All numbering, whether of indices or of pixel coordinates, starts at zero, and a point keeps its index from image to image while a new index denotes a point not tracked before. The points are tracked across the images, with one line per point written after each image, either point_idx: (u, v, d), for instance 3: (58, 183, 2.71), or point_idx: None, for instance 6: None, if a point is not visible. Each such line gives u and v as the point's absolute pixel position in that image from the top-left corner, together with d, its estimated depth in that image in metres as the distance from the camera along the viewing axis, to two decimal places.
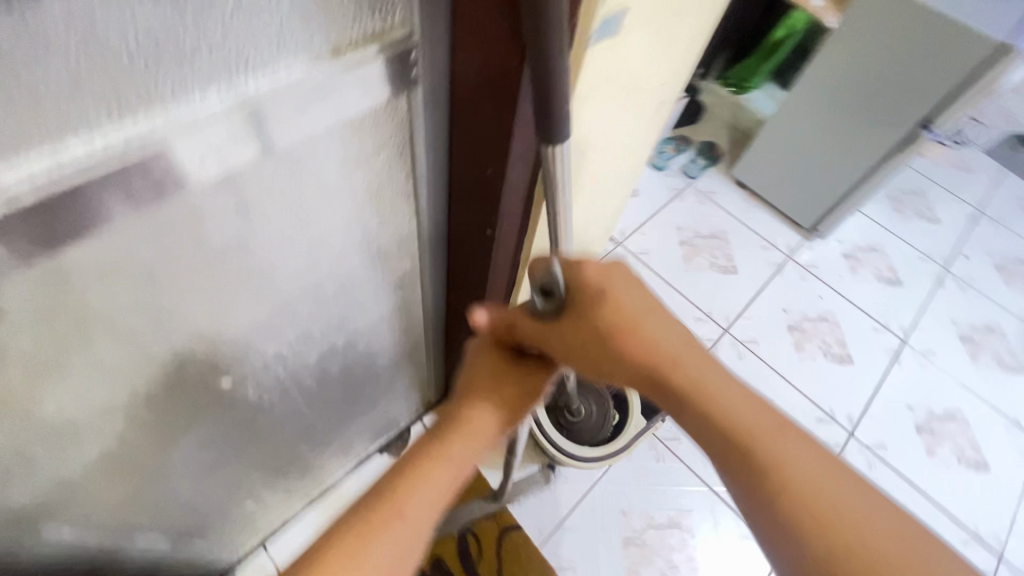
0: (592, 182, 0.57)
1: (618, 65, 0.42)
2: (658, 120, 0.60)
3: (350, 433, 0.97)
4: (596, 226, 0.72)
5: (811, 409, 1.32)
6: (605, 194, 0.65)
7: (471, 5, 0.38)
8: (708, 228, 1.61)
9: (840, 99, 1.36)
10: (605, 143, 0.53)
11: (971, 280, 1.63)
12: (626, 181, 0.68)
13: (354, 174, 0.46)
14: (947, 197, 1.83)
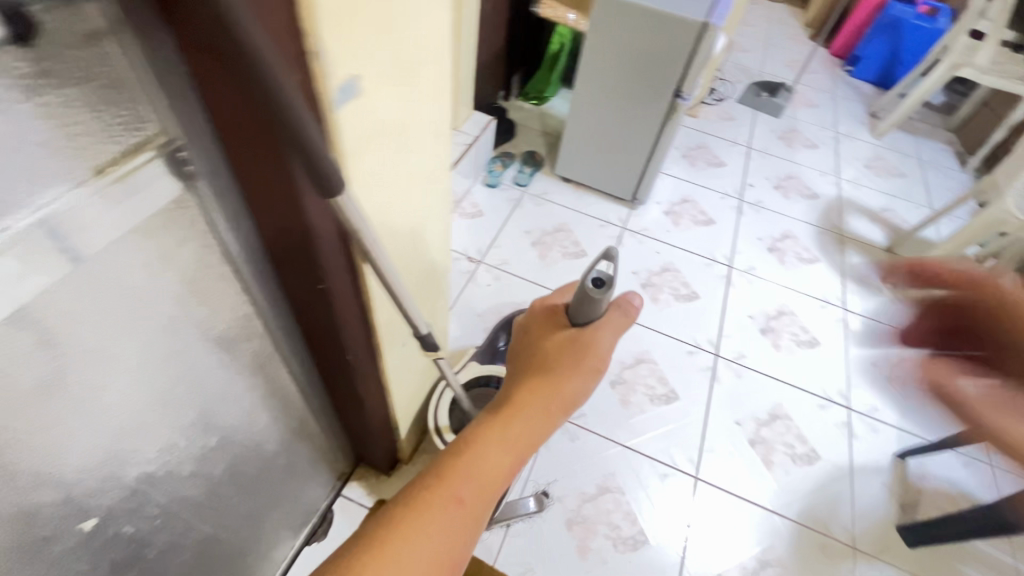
0: (393, 223, 0.62)
1: (363, 118, 0.47)
2: (436, 153, 0.67)
3: (259, 529, 0.90)
4: (427, 248, 0.76)
5: (681, 346, 1.50)
6: (420, 219, 0.69)
7: (220, 104, 0.41)
8: (551, 224, 1.79)
9: (612, 89, 1.61)
10: (387, 183, 0.57)
11: (761, 203, 1.99)
12: (436, 201, 0.72)
13: (161, 268, 0.47)
14: (724, 144, 2.21)
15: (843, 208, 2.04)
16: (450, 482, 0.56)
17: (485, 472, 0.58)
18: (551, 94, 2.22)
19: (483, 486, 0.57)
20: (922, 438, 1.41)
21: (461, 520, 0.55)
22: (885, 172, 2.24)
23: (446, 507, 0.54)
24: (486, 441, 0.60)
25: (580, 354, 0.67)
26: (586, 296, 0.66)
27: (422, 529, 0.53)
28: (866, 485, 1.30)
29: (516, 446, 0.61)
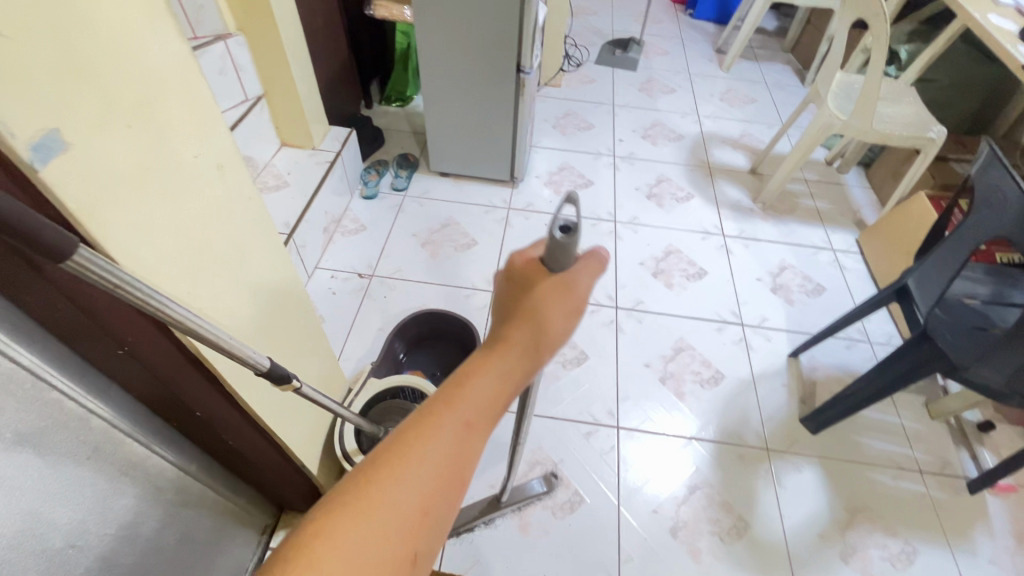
0: (193, 280, 0.59)
1: (81, 178, 0.44)
2: (226, 195, 0.64)
3: None
4: (262, 281, 0.74)
5: None
6: (237, 255, 0.67)
7: None
8: (438, 221, 1.78)
9: (459, 78, 1.62)
10: (169, 227, 0.54)
11: (634, 154, 2.08)
12: (253, 233, 0.71)
13: None
14: (591, 107, 2.29)
15: (707, 142, 2.17)
16: (428, 421, 0.44)
17: (473, 407, 0.45)
18: (413, 93, 2.21)
19: (474, 420, 0.44)
20: (807, 333, 1.55)
21: (449, 467, 0.43)
22: (739, 101, 2.40)
23: (425, 451, 0.43)
24: (469, 373, 0.46)
25: (559, 297, 0.48)
26: (552, 241, 0.46)
27: (399, 476, 0.41)
28: (769, 389, 1.41)
29: (510, 378, 0.47)
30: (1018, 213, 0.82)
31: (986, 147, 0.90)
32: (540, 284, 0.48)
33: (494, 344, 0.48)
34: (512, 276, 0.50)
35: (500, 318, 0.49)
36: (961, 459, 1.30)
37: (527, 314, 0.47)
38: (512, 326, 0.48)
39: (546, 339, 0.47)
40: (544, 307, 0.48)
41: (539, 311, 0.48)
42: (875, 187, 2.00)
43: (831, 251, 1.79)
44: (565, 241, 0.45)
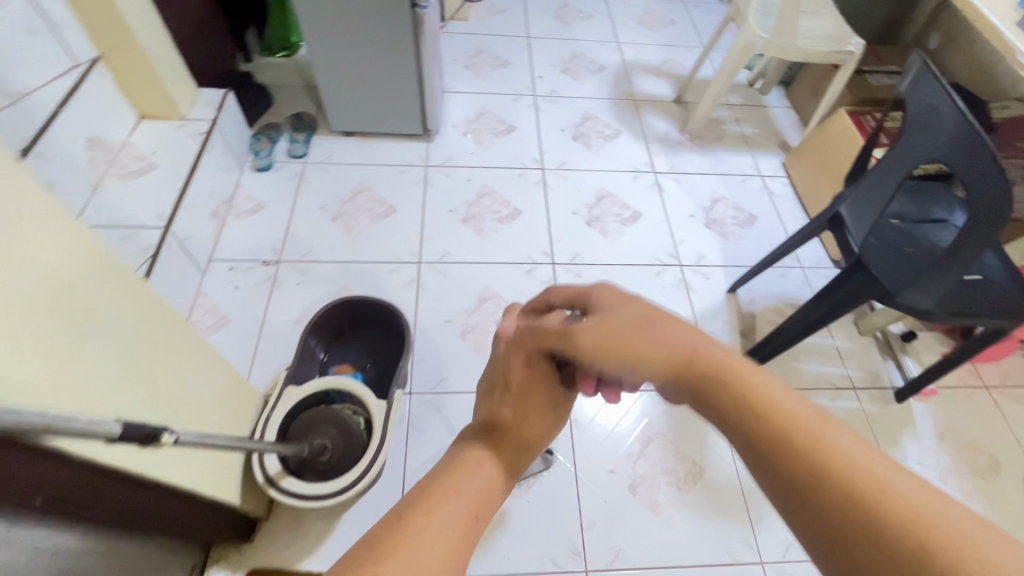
0: None
1: None
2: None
3: None
4: (140, 340, 0.65)
5: (518, 267, 1.46)
6: (107, 320, 0.59)
7: None
8: (348, 189, 1.58)
9: (344, 17, 1.38)
10: (15, 299, 0.47)
11: (555, 92, 1.93)
12: (126, 293, 0.62)
13: None
14: (504, 41, 2.09)
15: (630, 72, 2.04)
16: (441, 499, 0.46)
17: (478, 490, 0.48)
18: (298, 40, 1.90)
19: (480, 507, 0.47)
20: (743, 266, 1.54)
21: (457, 542, 0.43)
22: (659, 24, 2.27)
23: (438, 522, 0.44)
24: (472, 460, 0.51)
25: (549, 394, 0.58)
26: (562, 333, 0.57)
27: (418, 548, 0.41)
28: (711, 328, 1.40)
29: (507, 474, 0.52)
30: (953, 134, 0.78)
31: (919, 63, 0.84)
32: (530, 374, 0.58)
33: (491, 432, 0.54)
34: (506, 356, 0.59)
35: (496, 406, 0.57)
36: (888, 370, 1.37)
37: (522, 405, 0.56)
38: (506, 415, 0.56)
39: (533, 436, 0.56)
40: (538, 404, 0.57)
41: (531, 401, 0.57)
42: (797, 106, 1.97)
43: (760, 177, 1.77)
44: (572, 340, 0.57)
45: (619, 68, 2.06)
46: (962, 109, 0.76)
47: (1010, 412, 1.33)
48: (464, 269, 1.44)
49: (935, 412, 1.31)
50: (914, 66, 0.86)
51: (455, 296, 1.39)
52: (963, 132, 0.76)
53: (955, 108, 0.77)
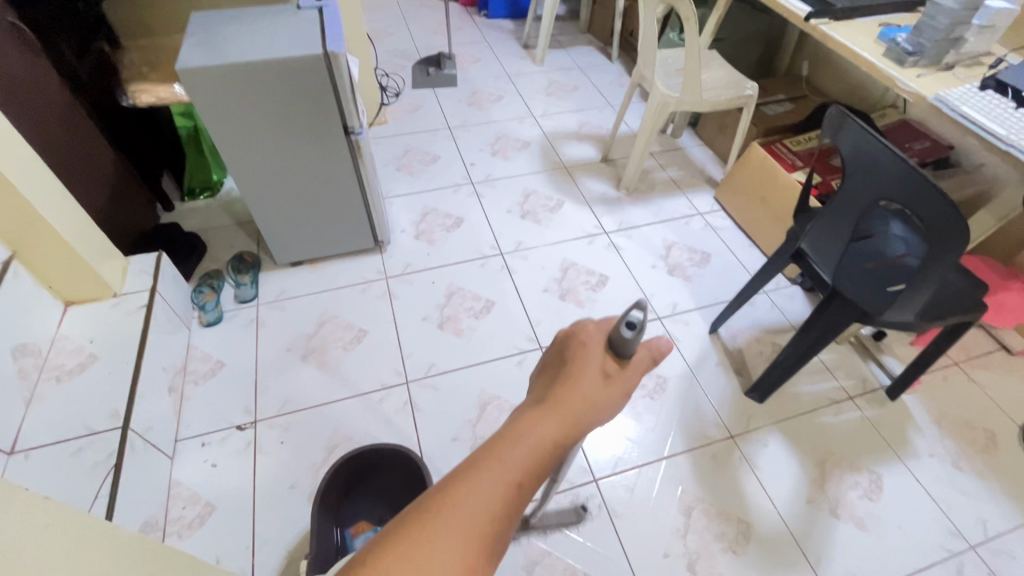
0: None
1: None
2: None
3: None
4: None
5: (507, 361, 1.43)
6: None
7: None
8: (311, 323, 1.49)
9: (278, 158, 1.34)
10: None
11: (491, 176, 1.97)
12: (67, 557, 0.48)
13: None
14: (427, 136, 2.13)
15: (553, 142, 2.14)
16: (479, 471, 0.34)
17: (518, 466, 0.35)
18: (220, 177, 1.84)
19: (518, 484, 0.35)
20: (715, 304, 1.60)
21: (490, 524, 0.33)
22: (565, 92, 2.42)
23: (467, 508, 0.33)
24: (518, 428, 0.37)
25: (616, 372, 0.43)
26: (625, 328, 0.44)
27: (456, 517, 0.32)
28: (707, 375, 1.43)
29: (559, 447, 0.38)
30: (897, 174, 0.86)
31: (842, 114, 0.94)
32: (596, 345, 0.44)
33: (543, 400, 0.40)
34: (581, 329, 0.46)
35: (548, 374, 0.43)
36: (873, 372, 1.45)
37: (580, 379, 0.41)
38: (559, 387, 0.41)
39: (590, 411, 0.41)
40: (606, 380, 0.43)
41: (595, 371, 0.43)
42: (708, 143, 2.15)
43: (700, 216, 1.88)
44: (632, 335, 0.42)
45: (541, 140, 2.15)
46: (900, 154, 0.84)
47: (984, 383, 1.44)
48: (455, 377, 1.39)
49: (925, 401, 1.40)
50: (838, 118, 0.95)
51: (455, 410, 1.33)
52: (907, 173, 0.84)
53: (893, 153, 0.85)
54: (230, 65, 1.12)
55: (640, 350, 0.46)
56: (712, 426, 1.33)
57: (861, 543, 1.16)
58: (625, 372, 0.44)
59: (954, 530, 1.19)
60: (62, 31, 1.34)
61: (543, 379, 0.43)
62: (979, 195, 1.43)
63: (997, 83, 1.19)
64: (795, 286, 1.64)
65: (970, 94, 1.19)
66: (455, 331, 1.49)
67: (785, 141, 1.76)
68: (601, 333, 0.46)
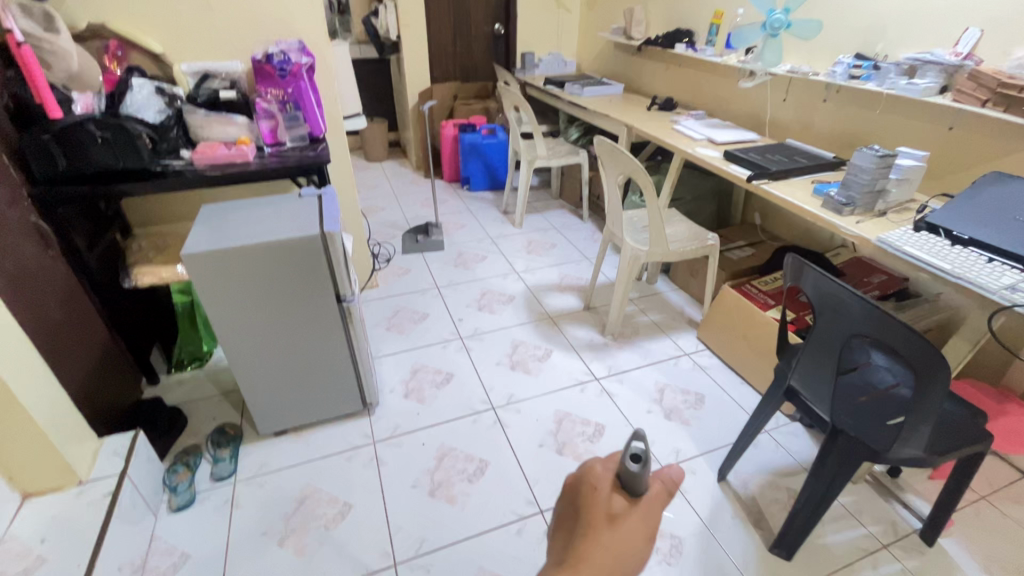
0: None
1: None
2: None
3: None
4: None
5: (506, 529, 1.31)
6: None
7: None
8: (292, 498, 1.38)
9: (270, 329, 1.37)
10: None
11: (479, 330, 2.03)
12: None
13: None
14: (417, 296, 2.23)
15: (537, 294, 2.25)
16: None
17: None
18: (211, 347, 1.85)
19: None
20: (718, 448, 1.54)
21: None
22: (544, 249, 2.62)
23: None
24: None
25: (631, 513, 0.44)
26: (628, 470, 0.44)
27: None
28: (724, 530, 1.31)
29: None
30: (864, 314, 0.91)
31: (799, 263, 1.02)
32: (605, 489, 0.45)
33: (563, 562, 0.40)
34: (588, 474, 0.47)
35: (565, 529, 0.44)
36: (899, 514, 1.34)
37: (596, 533, 0.41)
38: (578, 545, 0.41)
39: (615, 562, 0.40)
40: (624, 523, 0.43)
41: (609, 516, 0.43)
42: (683, 287, 2.27)
43: (687, 356, 1.91)
44: (638, 469, 0.44)
45: (525, 293, 2.27)
46: (861, 295, 0.90)
47: (1020, 518, 1.34)
48: (449, 553, 1.25)
49: (966, 545, 1.28)
50: (796, 265, 1.04)
51: None
52: (872, 312, 0.89)
53: (854, 294, 0.91)
54: (233, 249, 1.22)
55: (653, 483, 0.46)
56: None
57: None
58: (639, 509, 0.44)
59: None
60: (76, 224, 1.45)
61: (561, 533, 0.44)
62: (947, 321, 1.49)
63: (928, 225, 1.33)
64: (795, 423, 1.60)
65: (908, 235, 1.32)
66: (448, 497, 1.39)
67: (753, 282, 1.88)
68: (607, 474, 0.47)
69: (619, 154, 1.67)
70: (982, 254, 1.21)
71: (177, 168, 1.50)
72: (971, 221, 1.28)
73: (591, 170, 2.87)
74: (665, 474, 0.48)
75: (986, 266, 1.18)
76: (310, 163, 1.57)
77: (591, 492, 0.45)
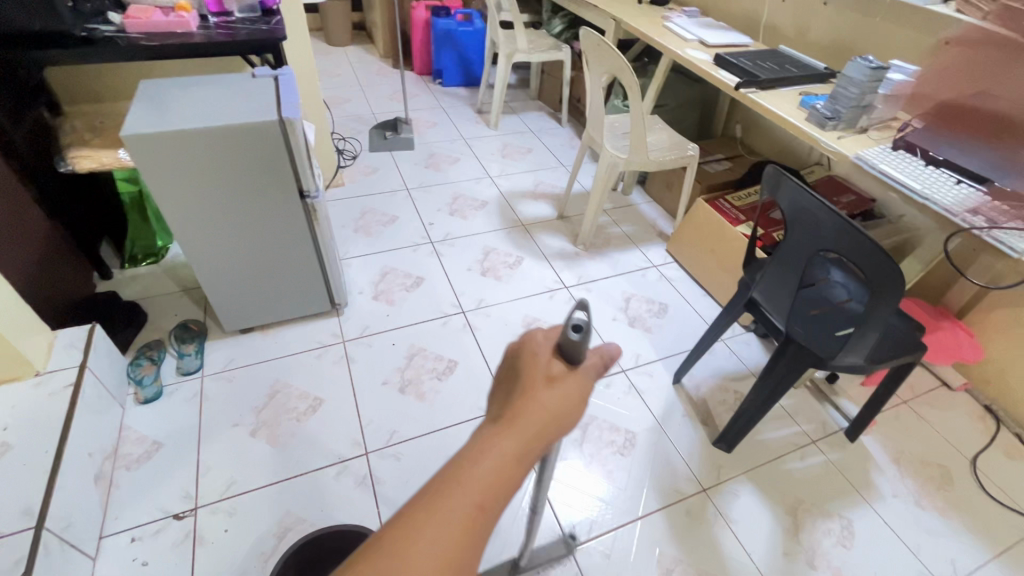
0: None
1: None
2: None
3: None
4: None
5: (473, 423, 1.38)
6: None
7: None
8: (262, 393, 1.40)
9: (228, 223, 1.30)
10: None
11: (450, 235, 1.99)
12: None
13: None
14: (386, 197, 2.14)
15: (510, 200, 2.20)
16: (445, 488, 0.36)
17: (483, 484, 0.37)
18: (165, 242, 1.76)
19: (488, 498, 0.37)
20: (676, 354, 1.62)
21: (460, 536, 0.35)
22: (519, 154, 2.52)
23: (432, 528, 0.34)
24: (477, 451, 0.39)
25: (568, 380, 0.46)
26: (568, 340, 0.46)
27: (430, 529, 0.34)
28: (674, 426, 1.42)
29: (521, 463, 0.39)
30: (835, 229, 0.92)
31: (779, 174, 1.01)
32: (546, 359, 0.47)
33: (501, 417, 0.42)
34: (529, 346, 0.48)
35: (505, 386, 0.45)
36: (831, 415, 1.48)
37: (535, 389, 0.43)
38: (517, 399, 0.43)
39: (549, 418, 0.43)
40: (556, 391, 0.44)
41: (540, 381, 0.45)
42: (657, 200, 2.26)
43: (655, 268, 1.95)
44: (579, 337, 0.46)
45: (498, 199, 2.20)
46: (835, 209, 0.90)
47: (932, 419, 1.50)
48: (419, 443, 1.32)
49: (883, 441, 1.43)
50: (775, 177, 1.03)
51: (419, 481, 1.25)
52: (843, 227, 0.90)
53: (828, 209, 0.91)
54: (180, 132, 1.10)
55: (589, 358, 0.49)
56: (685, 480, 1.30)
57: None
58: (575, 373, 0.47)
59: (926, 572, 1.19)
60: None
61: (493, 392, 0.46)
62: (905, 242, 1.55)
63: (906, 144, 1.32)
64: (749, 333, 1.69)
65: (885, 154, 1.32)
66: (417, 394, 1.43)
67: (727, 197, 1.87)
68: (548, 342, 0.49)
69: (605, 48, 1.54)
70: (953, 177, 1.23)
71: (108, 35, 1.30)
72: (948, 142, 1.28)
73: (572, 69, 2.69)
74: (602, 349, 0.52)
75: (954, 187, 1.20)
76: (263, 38, 1.40)
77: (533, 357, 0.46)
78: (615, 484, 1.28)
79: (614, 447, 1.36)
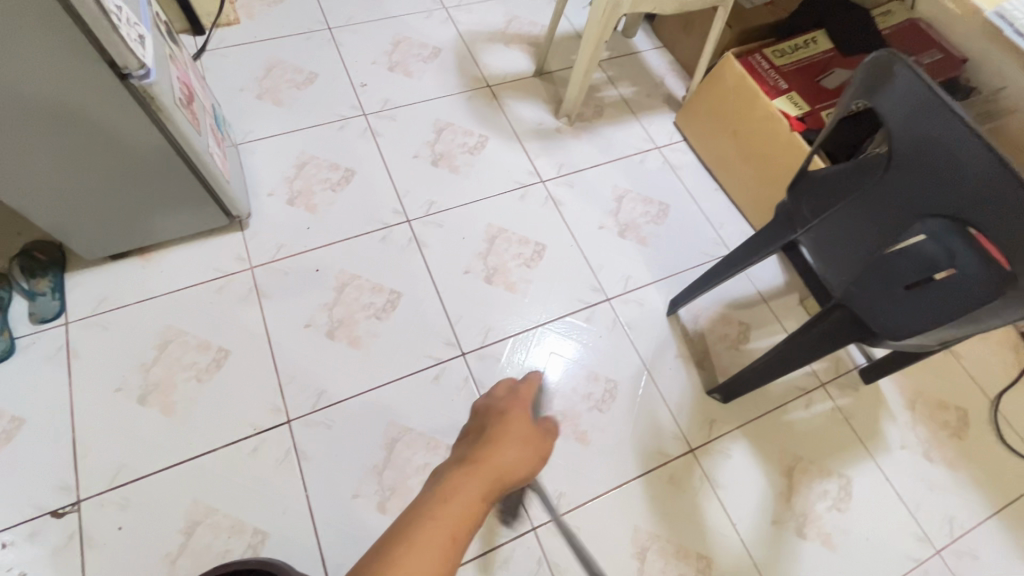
0: None
1: None
2: None
3: None
4: None
5: (420, 376, 1.12)
6: None
7: None
8: (148, 343, 1.10)
9: (17, 124, 0.82)
10: None
11: (389, 102, 1.48)
12: None
13: None
14: (299, 43, 1.54)
15: (473, 46, 1.62)
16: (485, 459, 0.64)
17: (495, 452, 0.65)
18: None
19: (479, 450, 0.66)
20: (675, 276, 1.32)
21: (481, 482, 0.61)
22: None
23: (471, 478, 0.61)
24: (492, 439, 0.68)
25: (504, 443, 0.67)
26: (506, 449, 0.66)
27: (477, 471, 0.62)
28: (663, 371, 1.19)
29: (490, 485, 0.63)
30: (981, 171, 0.56)
31: (898, 63, 0.62)
32: (506, 421, 0.71)
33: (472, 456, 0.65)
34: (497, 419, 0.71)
35: (483, 433, 0.69)
36: (848, 351, 1.26)
37: (500, 441, 0.67)
38: (492, 438, 0.68)
39: (506, 461, 0.65)
40: (511, 444, 0.67)
41: (495, 446, 0.67)
42: (668, 45, 1.69)
43: (657, 150, 1.51)
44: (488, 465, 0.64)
45: (455, 43, 1.62)
46: (988, 141, 0.54)
47: (962, 352, 1.28)
48: (353, 404, 1.08)
49: (901, 381, 1.24)
50: (884, 67, 0.64)
51: (356, 454, 1.04)
52: (996, 173, 0.54)
53: (978, 136, 0.55)
54: None
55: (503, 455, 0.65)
56: (670, 440, 1.12)
57: (829, 565, 1.04)
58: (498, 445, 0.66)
59: (921, 534, 1.09)
60: None
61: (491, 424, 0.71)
62: None
63: None
64: None
65: None
66: (351, 338, 1.15)
67: (765, 50, 1.38)
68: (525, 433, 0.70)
69: None
70: None
71: None
72: None
73: None
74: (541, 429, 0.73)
75: None
76: None
77: (504, 415, 0.71)
78: (589, 445, 1.10)
79: (590, 400, 1.14)
